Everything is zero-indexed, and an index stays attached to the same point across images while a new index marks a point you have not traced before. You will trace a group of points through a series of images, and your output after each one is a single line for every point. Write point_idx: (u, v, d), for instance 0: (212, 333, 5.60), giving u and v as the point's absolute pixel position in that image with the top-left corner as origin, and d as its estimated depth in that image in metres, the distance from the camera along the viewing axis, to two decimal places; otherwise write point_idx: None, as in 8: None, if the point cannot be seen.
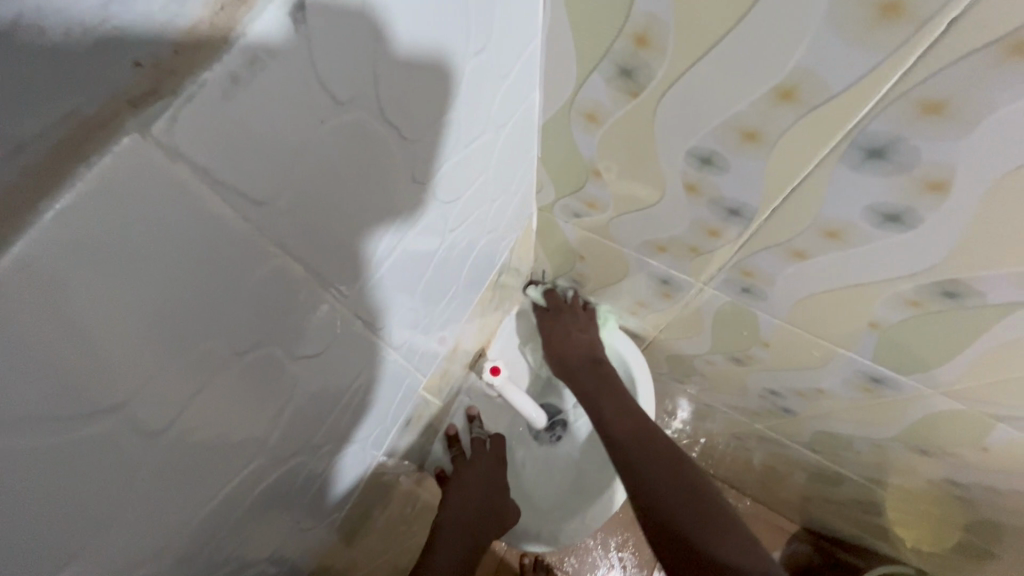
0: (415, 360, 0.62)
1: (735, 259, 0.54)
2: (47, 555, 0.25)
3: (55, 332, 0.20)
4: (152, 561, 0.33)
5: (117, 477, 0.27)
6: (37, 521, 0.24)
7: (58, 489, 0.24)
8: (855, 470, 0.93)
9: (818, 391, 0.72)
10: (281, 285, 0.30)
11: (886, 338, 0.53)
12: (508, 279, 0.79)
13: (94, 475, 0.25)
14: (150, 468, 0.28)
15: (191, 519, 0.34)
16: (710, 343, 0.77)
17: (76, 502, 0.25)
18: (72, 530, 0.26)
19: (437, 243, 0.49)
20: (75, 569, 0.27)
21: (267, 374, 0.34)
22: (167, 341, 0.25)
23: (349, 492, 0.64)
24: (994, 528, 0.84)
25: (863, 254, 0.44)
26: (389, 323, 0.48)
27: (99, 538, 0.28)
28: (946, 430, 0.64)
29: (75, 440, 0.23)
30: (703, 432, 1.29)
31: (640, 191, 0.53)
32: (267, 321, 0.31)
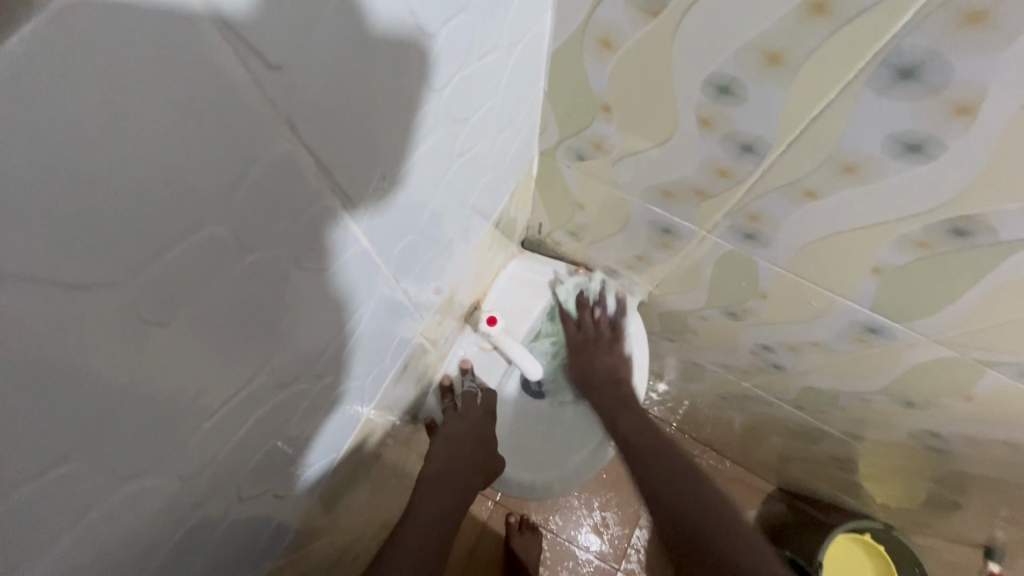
0: (399, 323, 0.59)
1: (741, 202, 0.54)
2: (54, 433, 0.25)
3: (24, 180, 0.18)
4: (140, 472, 0.32)
5: (123, 356, 0.26)
6: (41, 394, 0.23)
7: (34, 373, 0.22)
8: (837, 425, 0.96)
9: (811, 344, 0.73)
10: (261, 173, 0.28)
11: (888, 283, 0.53)
12: (505, 229, 0.77)
13: (100, 350, 0.25)
14: (134, 363, 0.27)
15: (178, 429, 0.33)
16: (706, 298, 0.77)
17: (53, 392, 0.23)
18: (55, 423, 0.24)
19: (444, 168, 0.48)
20: (62, 471, 0.26)
21: (259, 278, 0.32)
22: (144, 213, 0.23)
23: (336, 452, 0.62)
24: (965, 478, 0.88)
25: (878, 191, 0.43)
26: (380, 264, 0.47)
27: (84, 438, 0.26)
28: (936, 380, 0.65)
29: (49, 315, 0.21)
30: (687, 393, 1.32)
31: (649, 129, 0.51)
32: (254, 215, 0.29)
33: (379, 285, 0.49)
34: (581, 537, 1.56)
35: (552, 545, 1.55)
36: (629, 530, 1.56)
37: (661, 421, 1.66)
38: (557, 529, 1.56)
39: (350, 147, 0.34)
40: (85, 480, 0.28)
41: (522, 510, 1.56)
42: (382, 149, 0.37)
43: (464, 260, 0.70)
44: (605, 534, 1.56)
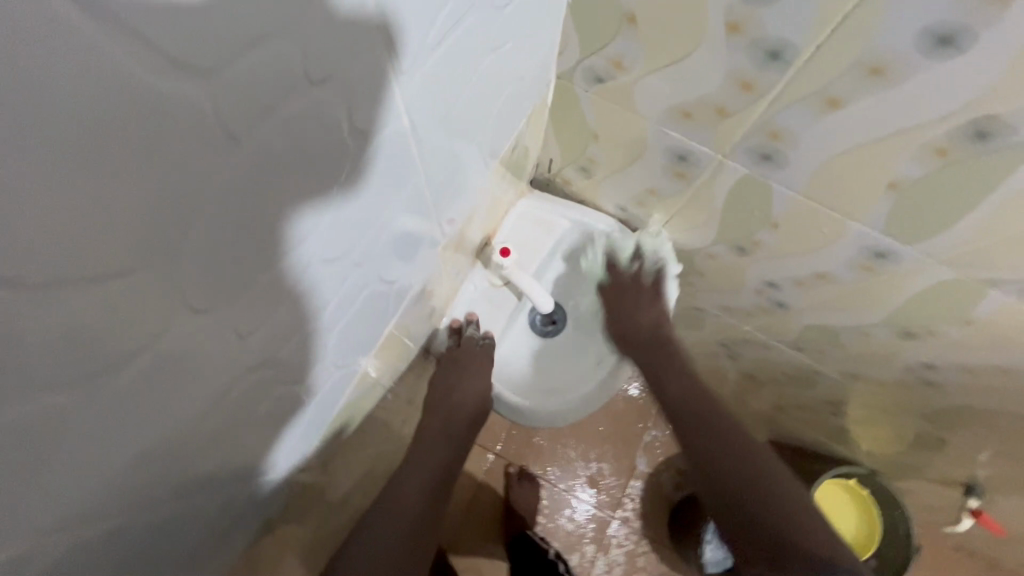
0: (398, 264, 0.60)
1: (761, 119, 0.54)
2: (108, 219, 0.25)
3: None
4: (162, 307, 0.33)
5: (176, 163, 0.27)
6: (108, 169, 0.23)
7: (89, 155, 0.22)
8: (833, 366, 0.99)
9: (817, 276, 0.74)
10: (307, 18, 0.28)
11: (902, 201, 0.54)
12: (517, 161, 0.77)
13: (162, 143, 0.25)
14: (174, 180, 0.27)
15: (198, 275, 0.34)
16: (715, 231, 0.78)
17: (101, 184, 0.24)
18: (97, 219, 0.25)
19: (473, 71, 0.48)
20: (96, 274, 0.27)
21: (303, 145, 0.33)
22: (204, 19, 0.23)
23: (318, 400, 0.64)
24: (954, 412, 0.92)
25: (902, 94, 0.44)
26: (379, 200, 0.47)
27: (118, 247, 0.27)
28: (937, 305, 0.67)
29: (111, 97, 0.22)
30: (685, 343, 1.35)
31: (675, 40, 0.51)
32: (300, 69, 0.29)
33: (368, 230, 0.49)
34: (578, 487, 1.60)
35: (549, 494, 1.59)
36: (624, 480, 1.60)
37: (657, 377, 1.68)
38: (554, 480, 1.59)
39: (389, 17, 0.33)
40: (113, 293, 0.29)
41: (520, 462, 1.59)
42: (419, 30, 0.37)
43: (477, 190, 0.70)
44: (601, 484, 1.60)
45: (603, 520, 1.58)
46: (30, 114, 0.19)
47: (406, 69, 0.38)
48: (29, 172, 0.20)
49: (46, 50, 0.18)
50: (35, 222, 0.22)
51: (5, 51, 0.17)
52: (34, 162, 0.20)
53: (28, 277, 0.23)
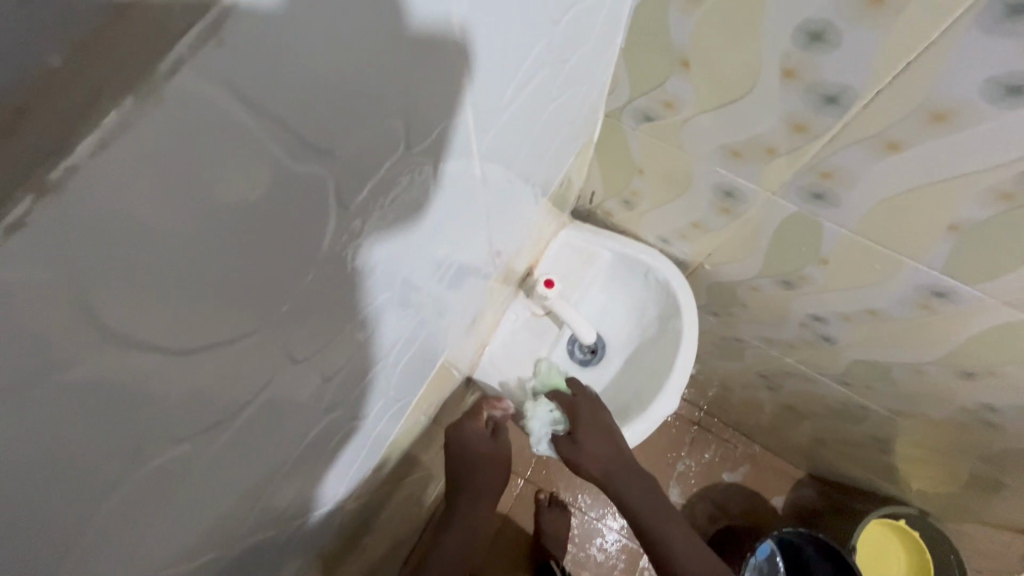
0: (448, 298, 0.59)
1: (816, 159, 0.54)
2: (251, 304, 0.25)
3: (294, 47, 0.19)
4: (286, 374, 0.32)
5: (310, 246, 0.27)
6: (255, 260, 0.24)
7: (243, 248, 0.22)
8: (883, 402, 0.95)
9: (869, 313, 0.73)
10: (426, 86, 0.29)
11: (966, 243, 0.53)
12: (562, 195, 0.78)
13: (300, 230, 0.25)
14: (310, 255, 0.27)
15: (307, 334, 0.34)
16: (761, 265, 0.77)
17: (251, 268, 0.24)
18: (251, 301, 0.25)
19: (534, 117, 0.50)
20: (241, 356, 0.27)
21: (399, 201, 0.34)
22: (352, 99, 0.24)
23: (369, 451, 0.62)
24: (1013, 456, 0.88)
25: (969, 140, 0.43)
26: (443, 246, 0.48)
27: (262, 325, 0.27)
28: (998, 346, 0.65)
29: (272, 185, 0.22)
30: (722, 373, 1.32)
31: (730, 86, 0.52)
32: (407, 134, 0.30)
33: (429, 273, 0.48)
34: (610, 517, 1.56)
35: (580, 523, 1.56)
36: None
37: (692, 406, 1.65)
38: (585, 508, 1.57)
39: (483, 76, 0.35)
40: (254, 373, 0.29)
41: (551, 488, 1.57)
42: (501, 85, 0.38)
43: (523, 226, 0.71)
44: None
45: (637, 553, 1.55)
46: (205, 213, 0.20)
47: (485, 122, 0.40)
48: (203, 266, 0.21)
49: (224, 151, 0.19)
50: (201, 312, 0.22)
51: (188, 163, 0.18)
52: (207, 256, 0.21)
53: (188, 365, 0.24)
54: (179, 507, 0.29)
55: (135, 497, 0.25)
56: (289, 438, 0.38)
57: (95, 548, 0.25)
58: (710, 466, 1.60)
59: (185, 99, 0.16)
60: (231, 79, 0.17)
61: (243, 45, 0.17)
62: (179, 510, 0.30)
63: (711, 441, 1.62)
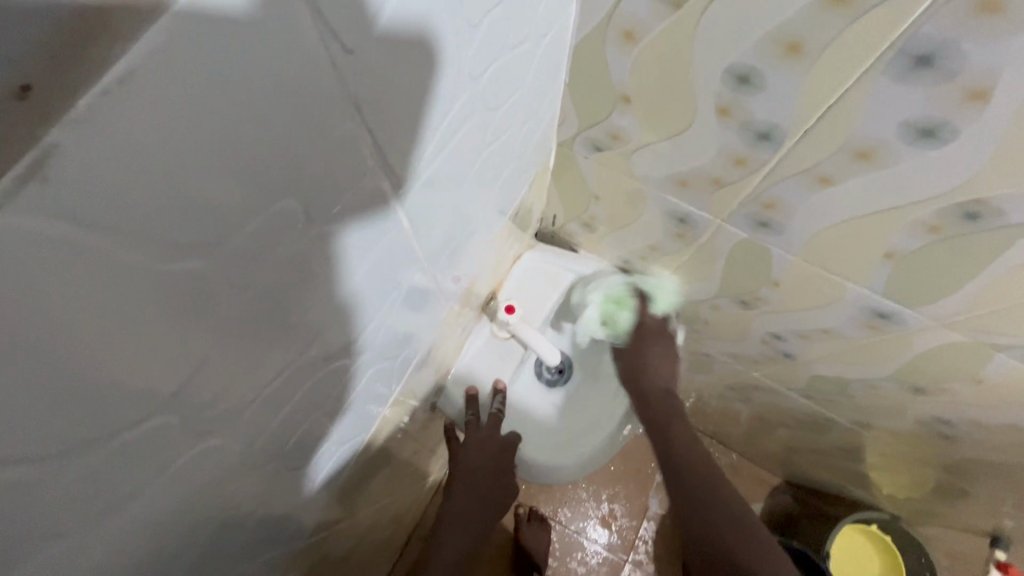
0: (408, 322, 0.60)
1: (756, 190, 0.55)
2: (136, 383, 0.26)
3: (148, 164, 0.20)
4: (213, 410, 0.33)
5: (204, 323, 0.28)
6: (133, 345, 0.25)
7: (113, 338, 0.24)
8: (846, 414, 0.97)
9: (822, 331, 0.74)
10: (323, 147, 0.30)
11: (902, 269, 0.54)
12: (521, 220, 0.79)
13: (186, 312, 0.27)
14: (201, 323, 0.28)
15: (233, 387, 0.34)
16: (718, 287, 0.79)
17: (129, 353, 0.25)
18: (127, 377, 0.26)
19: (476, 155, 0.50)
20: (138, 428, 0.28)
21: (318, 252, 0.35)
22: (225, 178, 0.24)
23: (324, 484, 0.63)
24: (972, 466, 0.89)
25: (890, 177, 0.45)
26: (387, 286, 0.49)
27: (154, 391, 0.28)
28: (943, 365, 0.66)
29: (136, 272, 0.23)
30: (695, 386, 1.34)
31: (667, 121, 0.54)
32: (314, 191, 0.31)
33: (388, 296, 0.50)
34: (590, 528, 1.57)
35: (561, 536, 1.56)
36: (636, 521, 1.58)
37: None
38: (565, 521, 1.57)
39: (400, 128, 0.35)
40: (160, 430, 0.30)
41: (531, 502, 1.58)
42: (426, 134, 0.39)
43: (479, 253, 0.71)
44: (614, 526, 1.58)
45: (616, 564, 1.55)
46: (62, 316, 0.21)
47: (416, 167, 0.40)
48: (68, 361, 0.22)
49: (81, 261, 0.20)
50: (77, 399, 0.24)
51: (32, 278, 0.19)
52: (76, 351, 0.22)
53: (74, 449, 0.25)
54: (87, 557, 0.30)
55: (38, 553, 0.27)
56: (212, 479, 0.38)
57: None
58: None
59: (12, 229, 0.17)
60: (74, 205, 0.19)
61: (79, 158, 0.18)
62: (87, 558, 0.31)
63: None
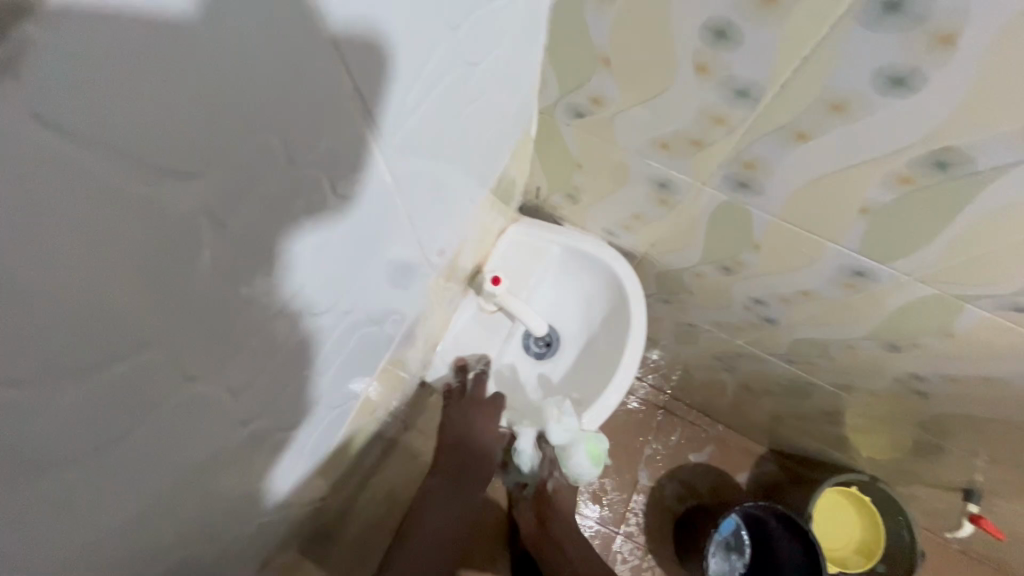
0: (387, 297, 0.60)
1: (735, 149, 0.56)
2: (111, 315, 0.26)
3: (125, 80, 0.20)
4: (186, 351, 0.33)
5: (180, 259, 0.28)
6: (109, 274, 0.25)
7: (90, 266, 0.24)
8: (827, 377, 1.00)
9: (802, 293, 0.76)
10: (283, 99, 0.29)
11: (876, 223, 0.55)
12: (505, 191, 0.79)
13: (162, 245, 0.27)
14: (177, 259, 0.28)
15: (211, 334, 0.34)
16: (700, 252, 0.80)
17: (105, 283, 0.25)
18: (91, 320, 0.25)
19: (456, 115, 0.50)
20: (113, 362, 0.28)
21: (291, 205, 0.35)
22: (170, 129, 0.23)
23: (309, 458, 0.63)
24: (945, 421, 0.93)
25: (864, 128, 0.46)
26: (368, 250, 0.48)
27: (131, 327, 0.28)
28: (917, 320, 0.68)
29: (93, 205, 0.22)
30: (680, 358, 1.36)
31: (647, 81, 0.54)
32: (282, 143, 0.31)
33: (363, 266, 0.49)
34: (581, 503, 1.60)
35: None
36: (626, 494, 1.61)
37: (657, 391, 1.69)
38: None
39: (377, 78, 0.35)
40: (135, 368, 0.30)
41: None
42: (405, 87, 0.39)
43: (464, 223, 0.71)
44: (605, 499, 1.61)
45: (608, 536, 1.59)
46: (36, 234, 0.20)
47: (394, 120, 0.40)
48: (42, 283, 0.22)
49: (55, 176, 0.20)
50: (52, 325, 0.23)
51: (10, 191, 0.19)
52: (51, 274, 0.22)
53: (49, 376, 0.25)
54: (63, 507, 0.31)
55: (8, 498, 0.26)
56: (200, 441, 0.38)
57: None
58: (676, 448, 1.65)
59: None
60: (49, 113, 0.18)
61: (37, 73, 0.17)
62: (66, 499, 0.31)
63: (677, 424, 1.67)
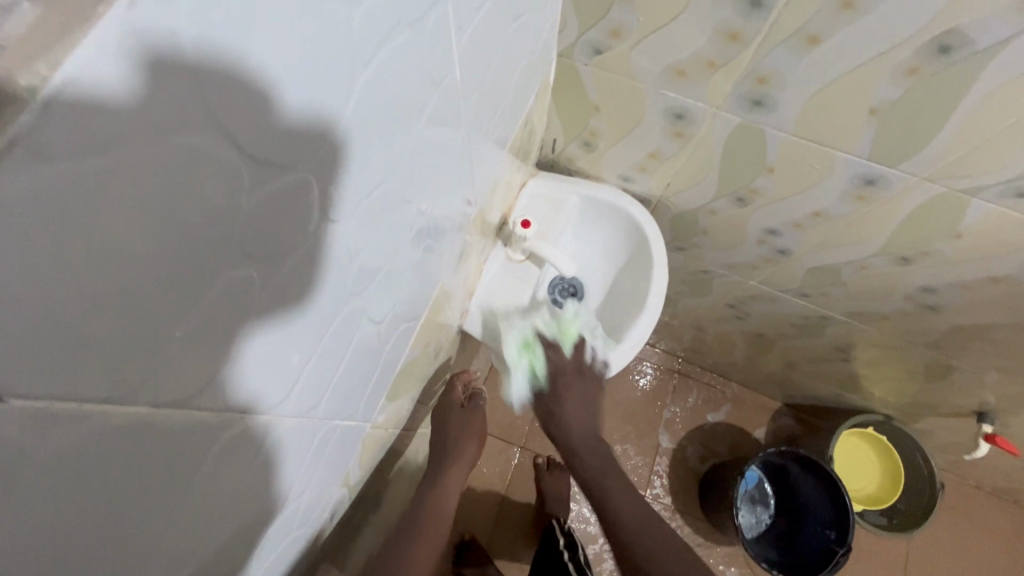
0: (433, 250, 0.59)
1: (750, 65, 0.60)
2: (282, 203, 0.28)
3: None
4: (303, 257, 0.32)
5: (318, 150, 0.29)
6: (264, 164, 0.26)
7: (246, 158, 0.24)
8: (840, 308, 1.04)
9: (815, 215, 0.80)
10: (256, 44, 0.22)
11: (885, 123, 0.60)
12: (526, 142, 0.82)
13: (305, 132, 0.27)
14: (316, 151, 0.29)
15: (355, 227, 0.37)
16: (715, 187, 0.84)
17: (263, 179, 0.26)
18: (262, 210, 0.27)
19: (507, 36, 0.53)
20: (297, 244, 0.31)
21: (383, 120, 0.35)
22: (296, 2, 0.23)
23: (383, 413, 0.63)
24: (957, 337, 0.97)
25: (873, 22, 0.51)
26: (435, 171, 0.50)
27: (307, 210, 0.30)
28: (927, 226, 0.73)
29: (239, 93, 0.22)
30: (692, 314, 1.40)
31: (663, 6, 0.58)
32: (312, 85, 0.26)
33: (418, 197, 0.48)
34: None
35: None
36: (650, 457, 1.64)
37: (670, 355, 1.73)
38: None
39: None
40: (312, 249, 0.33)
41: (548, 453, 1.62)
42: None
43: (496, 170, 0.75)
44: (629, 465, 1.64)
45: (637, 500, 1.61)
46: (200, 122, 0.21)
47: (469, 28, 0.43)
48: (212, 182, 0.23)
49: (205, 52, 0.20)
50: (233, 213, 0.25)
51: (171, 74, 0.19)
52: (218, 171, 0.23)
53: (244, 259, 0.27)
54: (204, 448, 0.31)
55: (172, 441, 0.28)
56: None
57: (94, 522, 0.25)
58: (694, 409, 1.68)
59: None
60: None
61: None
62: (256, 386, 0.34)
63: (692, 386, 1.71)
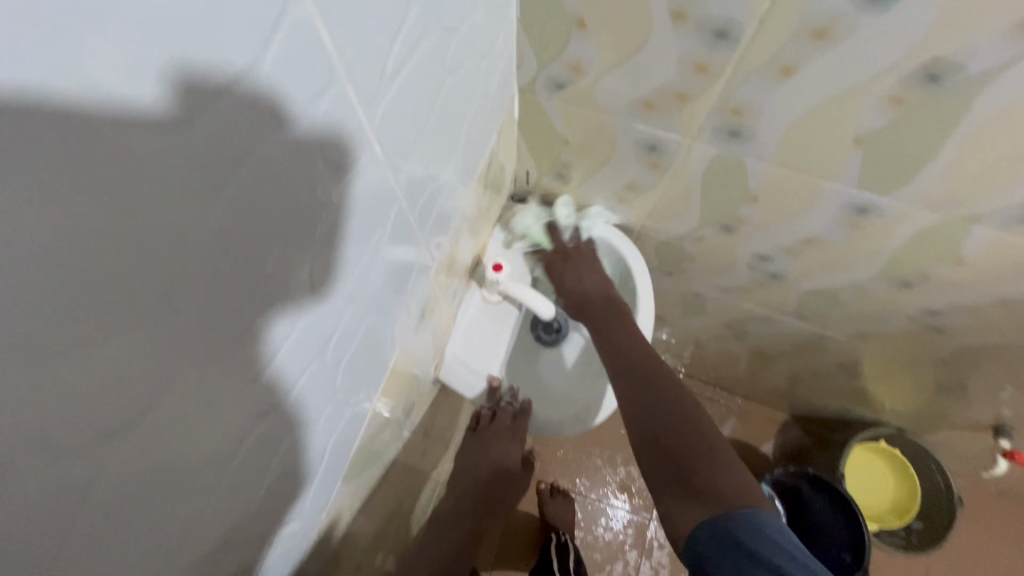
0: (383, 319, 0.56)
1: (722, 96, 0.56)
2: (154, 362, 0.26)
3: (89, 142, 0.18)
4: (182, 389, 0.28)
5: (210, 290, 0.27)
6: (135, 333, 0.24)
7: (119, 332, 0.23)
8: (841, 328, 0.99)
9: (806, 241, 0.75)
10: (119, 231, 0.21)
11: (871, 152, 0.55)
12: (495, 178, 0.78)
13: (192, 279, 0.26)
14: (206, 291, 0.27)
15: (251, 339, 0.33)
16: (697, 215, 0.79)
17: (135, 344, 0.24)
18: (130, 377, 0.24)
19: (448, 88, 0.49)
20: (173, 396, 0.28)
21: (282, 228, 0.32)
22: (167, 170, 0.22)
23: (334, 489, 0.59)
24: (969, 356, 0.91)
25: (848, 53, 0.46)
26: (371, 251, 0.47)
27: (182, 357, 0.27)
28: (927, 251, 0.68)
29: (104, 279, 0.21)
30: (689, 332, 1.35)
31: (624, 37, 0.53)
32: (192, 234, 0.25)
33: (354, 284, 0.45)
34: (610, 495, 1.57)
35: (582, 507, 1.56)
36: None
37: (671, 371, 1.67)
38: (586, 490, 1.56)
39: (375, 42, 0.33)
40: (188, 392, 0.29)
41: (549, 479, 1.56)
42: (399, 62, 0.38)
43: (460, 213, 0.70)
44: (633, 488, 1.58)
45: (642, 525, 1.55)
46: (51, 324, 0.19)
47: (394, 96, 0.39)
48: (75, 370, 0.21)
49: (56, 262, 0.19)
50: (88, 398, 0.22)
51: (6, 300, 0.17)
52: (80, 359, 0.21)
53: (105, 436, 0.24)
54: None
55: None
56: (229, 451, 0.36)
57: None
58: None
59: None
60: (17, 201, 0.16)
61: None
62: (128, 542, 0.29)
63: None
